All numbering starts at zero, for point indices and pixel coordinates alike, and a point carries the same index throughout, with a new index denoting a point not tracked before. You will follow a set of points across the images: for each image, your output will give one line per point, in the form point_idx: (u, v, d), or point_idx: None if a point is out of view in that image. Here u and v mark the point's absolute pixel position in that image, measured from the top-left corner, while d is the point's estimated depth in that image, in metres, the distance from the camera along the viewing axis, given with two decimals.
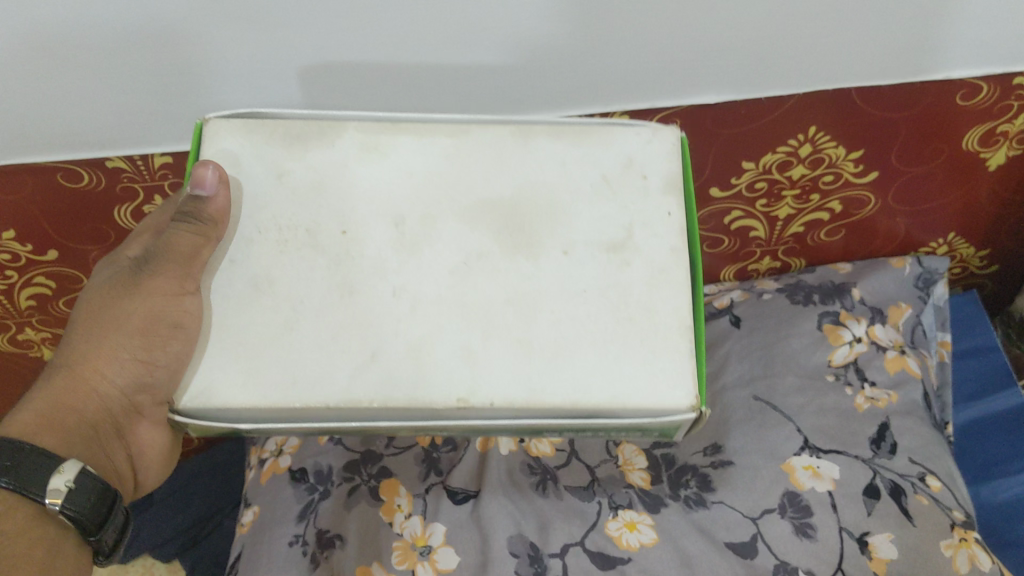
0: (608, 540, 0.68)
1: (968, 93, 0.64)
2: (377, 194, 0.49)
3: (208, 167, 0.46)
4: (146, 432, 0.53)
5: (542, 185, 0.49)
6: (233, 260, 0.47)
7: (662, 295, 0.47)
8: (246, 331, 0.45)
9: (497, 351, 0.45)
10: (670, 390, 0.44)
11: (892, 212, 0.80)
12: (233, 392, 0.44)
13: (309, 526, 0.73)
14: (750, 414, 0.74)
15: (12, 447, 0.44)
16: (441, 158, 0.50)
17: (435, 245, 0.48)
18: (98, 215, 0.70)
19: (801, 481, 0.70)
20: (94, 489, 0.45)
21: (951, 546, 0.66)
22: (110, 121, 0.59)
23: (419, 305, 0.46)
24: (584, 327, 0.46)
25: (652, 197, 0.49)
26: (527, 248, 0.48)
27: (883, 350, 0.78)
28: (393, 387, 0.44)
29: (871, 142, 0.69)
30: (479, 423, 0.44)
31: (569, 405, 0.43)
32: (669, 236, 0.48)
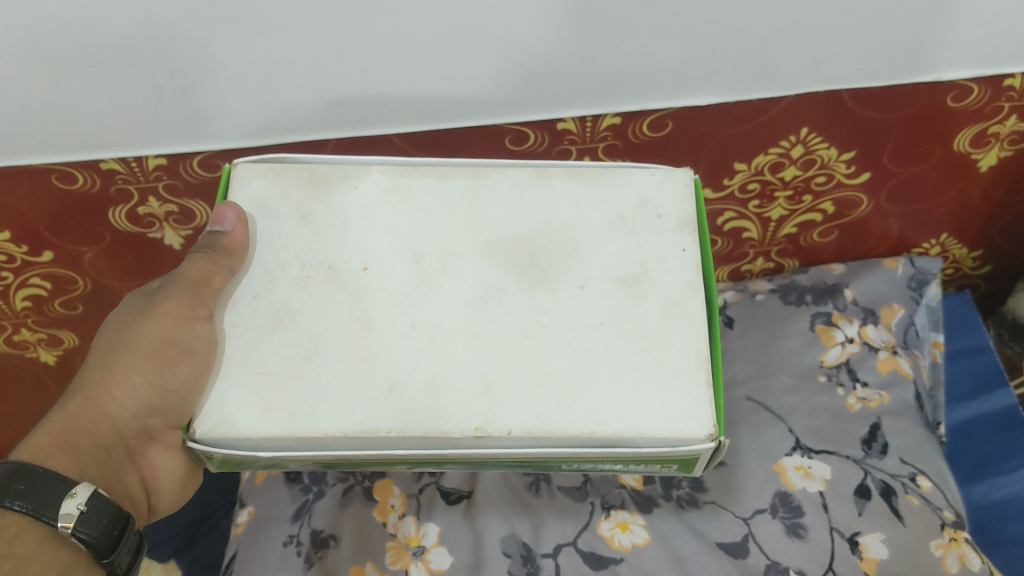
0: (600, 540, 0.69)
1: (959, 94, 0.64)
2: (400, 231, 0.53)
3: (229, 207, 0.51)
4: (160, 456, 0.57)
5: (559, 225, 0.53)
6: (257, 296, 0.51)
7: (677, 327, 0.49)
8: (269, 359, 0.49)
9: (513, 382, 0.47)
10: (687, 419, 0.46)
11: (886, 213, 0.80)
12: (252, 422, 0.46)
13: (304, 527, 0.73)
14: (743, 414, 0.75)
15: (28, 471, 0.47)
16: (463, 200, 0.54)
17: (454, 280, 0.51)
18: (93, 217, 0.70)
19: (792, 481, 0.70)
20: (105, 513, 0.48)
21: (941, 546, 0.66)
22: (105, 123, 0.60)
23: (439, 336, 0.49)
24: (600, 358, 0.49)
25: (666, 234, 0.53)
26: (543, 285, 0.51)
27: (875, 350, 0.78)
28: (412, 418, 0.46)
29: (864, 142, 0.70)
30: (495, 451, 0.46)
31: (586, 433, 0.46)
32: (683, 271, 0.51)
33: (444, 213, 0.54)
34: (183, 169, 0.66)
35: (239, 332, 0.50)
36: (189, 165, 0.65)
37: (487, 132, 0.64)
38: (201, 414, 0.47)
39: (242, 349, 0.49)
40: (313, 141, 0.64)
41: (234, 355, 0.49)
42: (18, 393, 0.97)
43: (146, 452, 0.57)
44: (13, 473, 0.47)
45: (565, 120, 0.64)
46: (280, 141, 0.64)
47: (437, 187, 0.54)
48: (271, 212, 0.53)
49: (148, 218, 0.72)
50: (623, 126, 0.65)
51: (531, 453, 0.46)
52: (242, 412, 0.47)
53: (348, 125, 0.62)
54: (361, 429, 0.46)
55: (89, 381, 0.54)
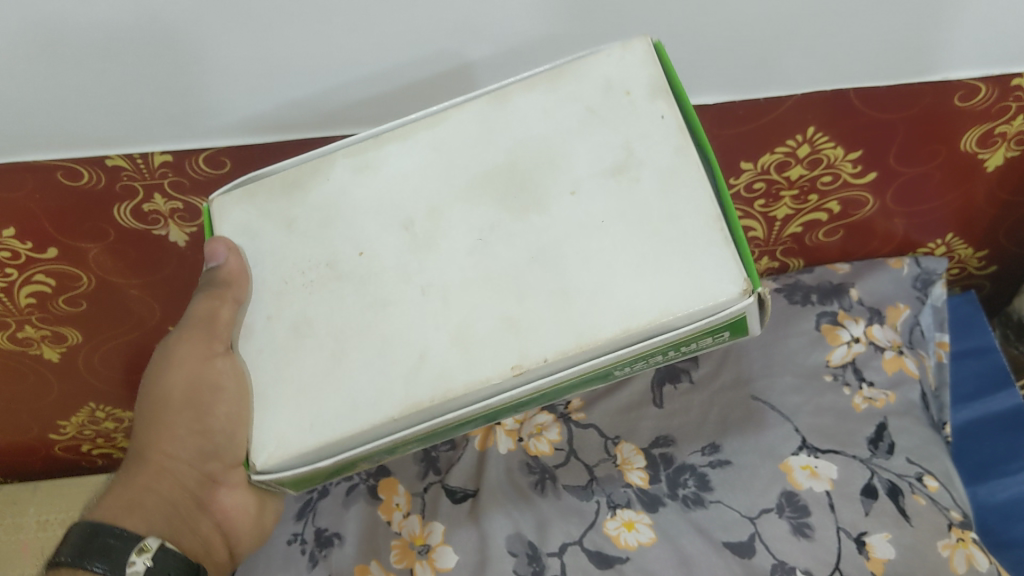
0: (606, 539, 0.68)
1: (967, 94, 0.64)
2: (382, 208, 0.49)
3: (217, 241, 0.50)
4: (227, 496, 0.59)
5: (537, 141, 0.49)
6: (271, 316, 0.49)
7: (679, 195, 0.44)
8: (300, 373, 0.46)
9: (536, 309, 0.44)
10: (718, 282, 0.42)
11: (890, 212, 0.80)
12: (304, 437, 0.44)
13: (308, 525, 0.74)
14: (748, 414, 0.73)
15: (102, 530, 0.49)
16: (431, 150, 0.50)
17: (450, 233, 0.47)
18: (98, 215, 0.70)
19: (799, 481, 0.69)
20: (174, 565, 0.51)
21: (948, 546, 0.65)
22: (108, 120, 0.59)
23: (451, 295, 0.46)
24: (614, 257, 0.44)
25: (641, 108, 0.47)
26: (537, 207, 0.47)
27: (881, 349, 0.77)
28: (450, 375, 0.43)
29: (870, 141, 0.70)
30: (543, 382, 0.43)
31: (621, 331, 0.42)
32: (669, 139, 0.46)
33: (416, 174, 0.50)
34: (189, 165, 0.66)
35: (265, 357, 0.48)
36: (196, 161, 0.65)
37: None
38: (255, 445, 0.45)
39: (272, 370, 0.47)
40: (317, 138, 0.64)
41: (269, 380, 0.47)
42: (19, 391, 0.97)
43: (215, 495, 0.59)
44: (89, 534, 0.49)
45: None
46: (285, 138, 0.64)
47: (403, 151, 0.51)
48: (256, 236, 0.51)
49: (152, 215, 0.72)
50: None
51: (580, 372, 0.43)
52: (290, 428, 0.45)
53: (355, 122, 0.62)
54: (407, 406, 0.43)
55: (145, 444, 0.57)
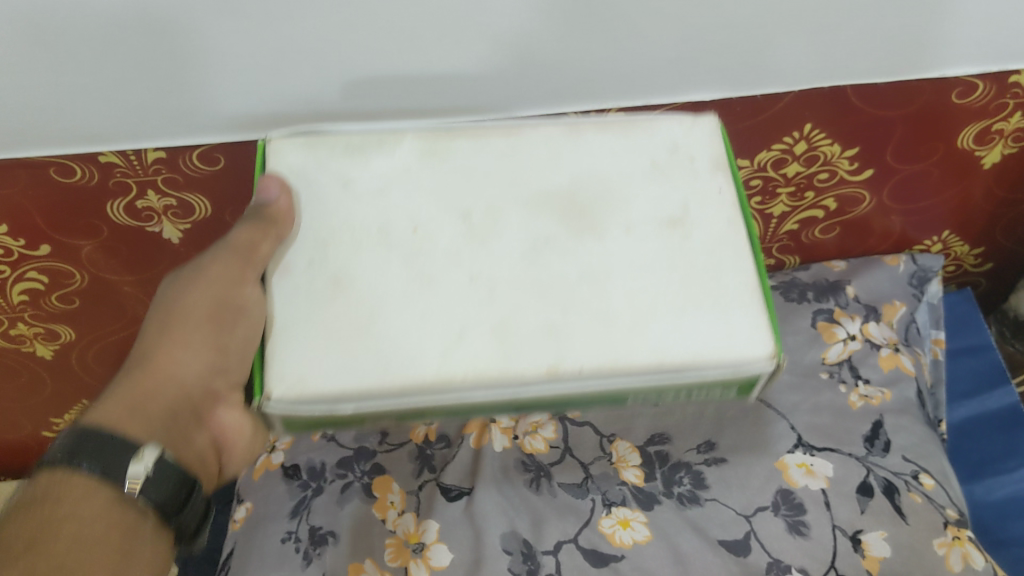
0: (602, 537, 0.68)
1: (964, 90, 0.64)
2: (440, 195, 0.52)
3: (270, 179, 0.51)
4: (229, 416, 0.55)
5: (600, 176, 0.53)
6: (313, 262, 0.50)
7: (727, 263, 0.50)
8: (331, 323, 0.48)
9: (576, 326, 0.48)
10: (749, 343, 0.47)
11: (887, 210, 0.80)
12: (328, 379, 0.46)
13: (301, 523, 0.73)
14: (744, 412, 0.73)
15: (96, 433, 0.46)
16: (500, 158, 0.53)
17: (502, 236, 0.51)
18: (92, 211, 0.70)
19: (794, 479, 0.69)
20: (172, 476, 0.47)
21: (944, 544, 0.65)
22: (100, 116, 0.59)
23: (497, 289, 0.49)
24: (657, 297, 0.49)
25: (700, 175, 0.53)
26: (592, 231, 0.51)
27: (877, 347, 0.77)
28: (485, 363, 0.46)
29: (867, 139, 0.70)
30: (573, 388, 0.47)
31: (654, 363, 0.46)
32: (724, 208, 0.52)
33: (482, 176, 0.53)
34: (182, 162, 0.65)
35: (298, 296, 0.49)
36: (190, 158, 0.65)
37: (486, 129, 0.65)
38: (274, 375, 0.46)
39: (305, 313, 0.48)
40: None
41: (298, 320, 0.48)
42: (10, 388, 0.96)
43: (215, 412, 0.55)
44: (82, 435, 0.46)
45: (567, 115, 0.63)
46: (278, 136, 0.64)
47: (473, 147, 0.54)
48: (311, 183, 0.52)
49: (146, 212, 0.71)
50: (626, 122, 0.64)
51: (606, 389, 0.47)
52: (313, 369, 0.46)
53: (350, 120, 0.62)
54: (439, 376, 0.46)
55: (147, 345, 0.52)
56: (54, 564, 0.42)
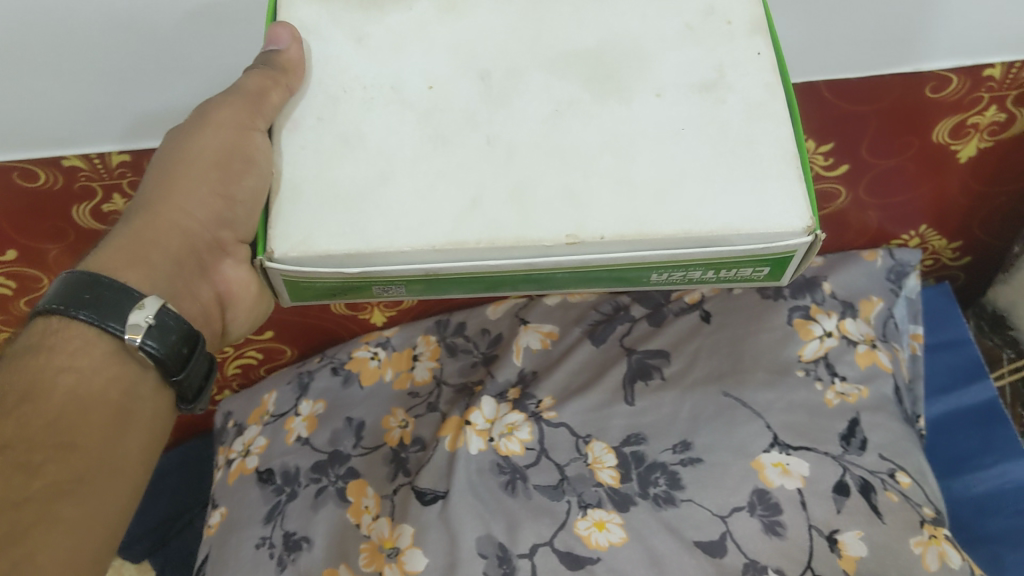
0: (577, 539, 0.67)
1: (938, 85, 0.64)
2: (459, 49, 0.48)
3: (283, 26, 0.48)
4: (232, 270, 0.52)
5: (627, 37, 0.48)
6: (322, 119, 0.47)
7: (763, 127, 0.45)
8: (342, 180, 0.44)
9: (600, 191, 0.43)
10: (784, 214, 0.42)
11: (864, 205, 0.79)
12: (335, 238, 0.43)
13: (276, 528, 0.73)
14: (719, 411, 0.72)
15: (92, 281, 0.42)
16: (521, 16, 0.49)
17: (525, 96, 0.47)
18: (57, 214, 0.69)
19: (770, 479, 0.68)
20: (176, 329, 0.43)
21: (921, 543, 0.65)
22: (60, 119, 0.58)
23: (517, 150, 0.45)
24: (687, 164, 0.44)
25: (739, 39, 0.47)
26: (617, 94, 0.46)
27: (854, 344, 0.77)
28: (500, 229, 0.42)
29: (842, 134, 0.69)
30: (592, 259, 0.43)
31: (681, 233, 0.42)
32: (762, 74, 0.46)
33: (509, 32, 0.49)
34: (148, 165, 0.64)
35: (308, 154, 0.45)
36: None
37: None
38: (278, 233, 0.43)
39: (315, 168, 0.45)
40: None
41: (308, 176, 0.45)
42: None
43: (218, 265, 0.51)
44: (80, 282, 0.42)
45: None
46: None
47: (495, 6, 0.49)
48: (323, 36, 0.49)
49: (112, 215, 0.70)
50: None
51: (630, 261, 0.42)
52: (320, 230, 0.43)
53: None
54: (450, 241, 0.42)
55: (153, 194, 0.49)
56: (41, 428, 0.39)
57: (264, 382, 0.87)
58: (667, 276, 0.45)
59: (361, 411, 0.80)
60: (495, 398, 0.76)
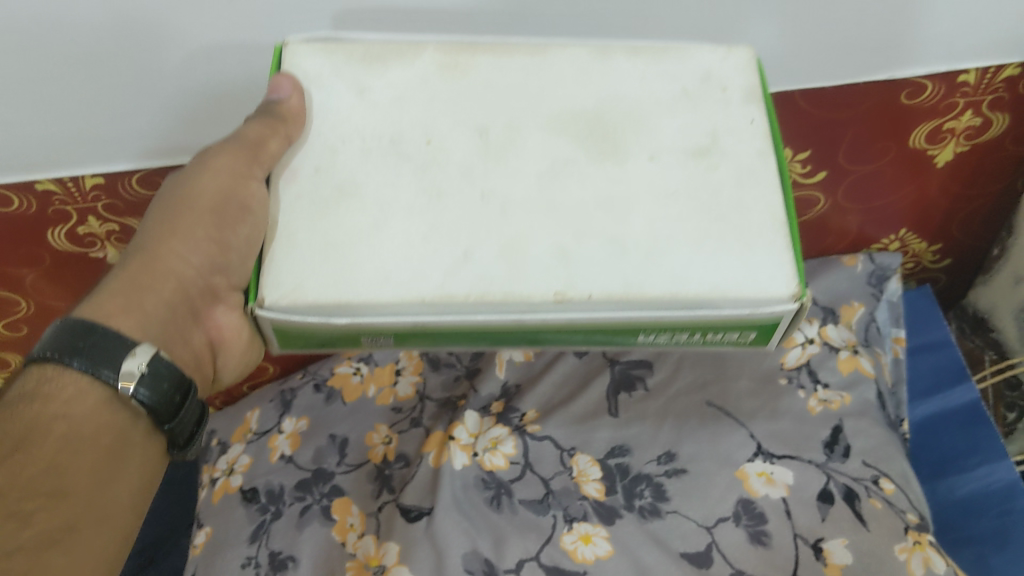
0: (563, 553, 0.66)
1: (913, 91, 0.64)
2: (461, 108, 0.50)
3: (284, 76, 0.49)
4: (225, 317, 0.50)
5: (625, 101, 0.50)
6: (320, 169, 0.48)
7: (753, 193, 0.47)
8: (334, 229, 0.45)
9: (592, 248, 0.44)
10: (770, 280, 0.43)
11: (843, 211, 0.79)
12: (324, 288, 0.43)
13: (261, 548, 0.72)
14: (703, 421, 0.73)
15: (87, 328, 0.41)
16: (525, 75, 0.51)
17: (522, 153, 0.48)
18: (34, 239, 0.68)
19: (754, 488, 0.69)
20: (169, 377, 0.42)
21: (905, 549, 0.65)
22: (30, 144, 0.57)
23: (511, 207, 0.46)
24: (681, 225, 0.45)
25: (735, 107, 0.50)
26: (612, 156, 0.48)
27: (836, 350, 0.78)
28: (490, 281, 0.43)
29: (819, 142, 0.69)
30: (577, 319, 0.43)
31: (669, 296, 0.43)
32: (754, 140, 0.48)
33: (506, 92, 0.50)
34: (121, 187, 0.64)
35: (303, 203, 0.46)
36: (128, 183, 0.63)
37: None
38: (270, 283, 0.43)
39: (308, 216, 0.46)
40: None
41: (302, 225, 0.45)
42: None
43: (212, 312, 0.50)
44: (73, 330, 0.41)
45: None
46: None
47: (497, 64, 0.51)
48: (326, 89, 0.50)
49: (89, 238, 0.70)
50: None
51: (618, 322, 0.43)
52: (310, 279, 0.43)
53: None
54: (441, 295, 0.42)
55: (148, 239, 0.48)
56: (33, 478, 0.38)
57: (246, 400, 0.86)
58: (661, 339, 0.45)
59: (344, 427, 0.80)
60: (478, 412, 0.76)
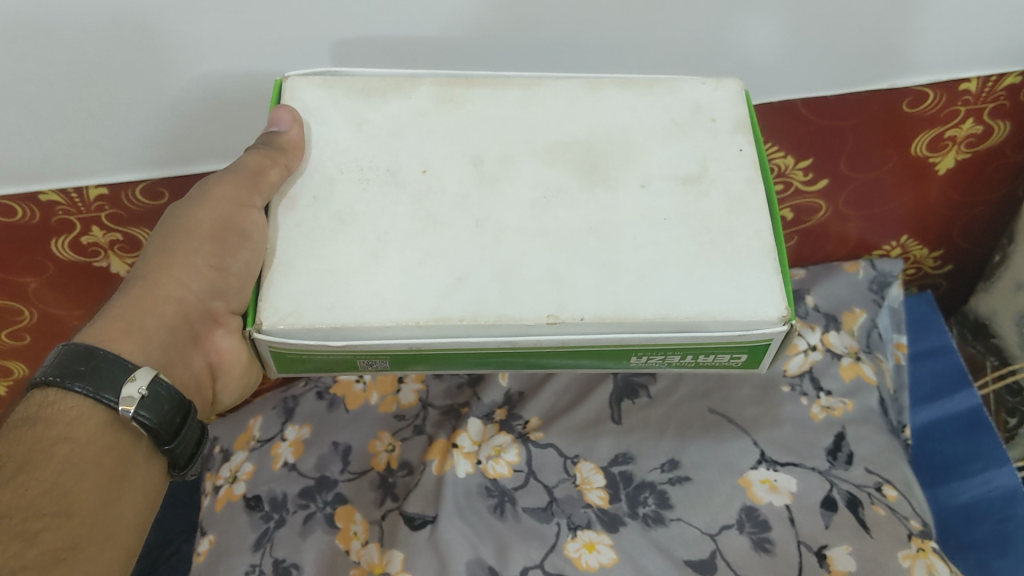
0: (567, 561, 0.66)
1: (915, 100, 0.64)
2: (457, 136, 0.50)
3: (283, 108, 0.48)
4: (226, 338, 0.52)
5: (616, 129, 0.50)
6: (317, 198, 0.48)
7: (742, 221, 0.47)
8: (334, 258, 0.45)
9: (582, 275, 0.45)
10: (761, 303, 0.44)
11: (844, 218, 0.79)
12: (322, 313, 0.43)
13: (265, 556, 0.72)
14: (706, 428, 0.73)
15: (88, 352, 0.42)
16: (519, 108, 0.51)
17: (516, 181, 0.48)
18: (37, 248, 0.68)
19: (758, 496, 0.69)
20: (169, 399, 0.43)
21: (908, 556, 0.65)
22: (34, 155, 0.57)
23: (504, 233, 0.46)
24: (667, 251, 0.46)
25: (722, 136, 0.50)
26: (603, 184, 0.48)
27: (839, 357, 0.78)
28: (484, 306, 0.43)
29: (821, 150, 0.69)
30: (571, 340, 0.43)
31: (659, 318, 0.43)
32: (742, 168, 0.49)
33: (501, 121, 0.51)
34: (125, 197, 0.64)
35: (303, 231, 0.46)
36: (132, 193, 0.63)
37: None
38: (268, 306, 0.44)
39: (307, 245, 0.46)
40: None
41: (299, 252, 0.45)
42: None
43: (212, 333, 0.52)
44: (73, 354, 0.42)
45: None
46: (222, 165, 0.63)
47: (493, 97, 0.52)
48: (325, 120, 0.50)
49: (92, 246, 0.69)
50: None
51: (612, 341, 0.44)
52: (308, 303, 0.44)
53: None
54: (435, 317, 0.43)
55: (150, 264, 0.49)
56: (38, 499, 0.39)
57: (249, 407, 0.86)
58: (644, 360, 0.46)
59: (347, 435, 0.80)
60: (481, 420, 0.76)
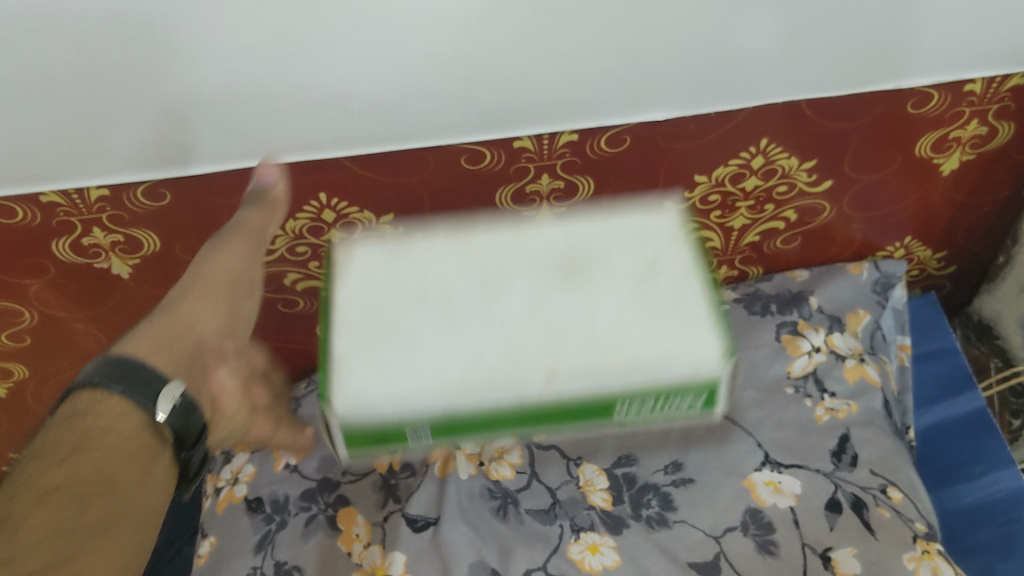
0: (570, 564, 0.66)
1: (920, 101, 0.64)
2: (470, 270, 0.51)
3: (355, 250, 0.52)
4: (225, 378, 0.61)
5: (591, 248, 0.51)
6: (350, 290, 0.50)
7: (689, 295, 0.48)
8: (384, 362, 0.47)
9: (571, 346, 0.47)
10: (695, 353, 0.46)
11: (848, 219, 0.79)
12: (375, 393, 0.46)
13: (266, 559, 0.72)
14: (710, 431, 0.72)
15: (131, 362, 0.48)
16: (455, 257, 0.52)
17: (519, 288, 0.50)
18: (37, 249, 0.68)
19: (762, 498, 0.69)
20: (194, 407, 0.50)
21: (914, 559, 0.64)
22: (35, 156, 0.57)
23: (509, 319, 0.48)
24: (629, 317, 0.48)
25: (667, 249, 0.51)
26: (579, 284, 0.49)
27: (842, 359, 0.77)
28: (495, 375, 0.46)
29: (824, 151, 0.69)
30: (570, 401, 0.46)
31: (624, 386, 0.46)
32: (674, 250, 0.50)
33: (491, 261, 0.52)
34: (127, 199, 0.64)
35: (343, 315, 0.49)
36: (134, 195, 0.63)
37: (441, 155, 0.64)
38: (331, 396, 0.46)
39: (353, 344, 0.48)
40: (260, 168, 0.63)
41: (351, 353, 0.47)
42: None
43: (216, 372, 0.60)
44: (117, 364, 0.48)
45: (521, 138, 0.63)
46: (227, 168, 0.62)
47: (500, 244, 0.52)
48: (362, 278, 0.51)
49: (93, 248, 0.69)
50: (581, 143, 0.65)
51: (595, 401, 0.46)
52: (365, 390, 0.46)
53: (293, 152, 0.61)
54: (465, 392, 0.45)
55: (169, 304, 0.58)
56: (87, 479, 0.44)
57: None
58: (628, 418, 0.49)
59: None
60: None
